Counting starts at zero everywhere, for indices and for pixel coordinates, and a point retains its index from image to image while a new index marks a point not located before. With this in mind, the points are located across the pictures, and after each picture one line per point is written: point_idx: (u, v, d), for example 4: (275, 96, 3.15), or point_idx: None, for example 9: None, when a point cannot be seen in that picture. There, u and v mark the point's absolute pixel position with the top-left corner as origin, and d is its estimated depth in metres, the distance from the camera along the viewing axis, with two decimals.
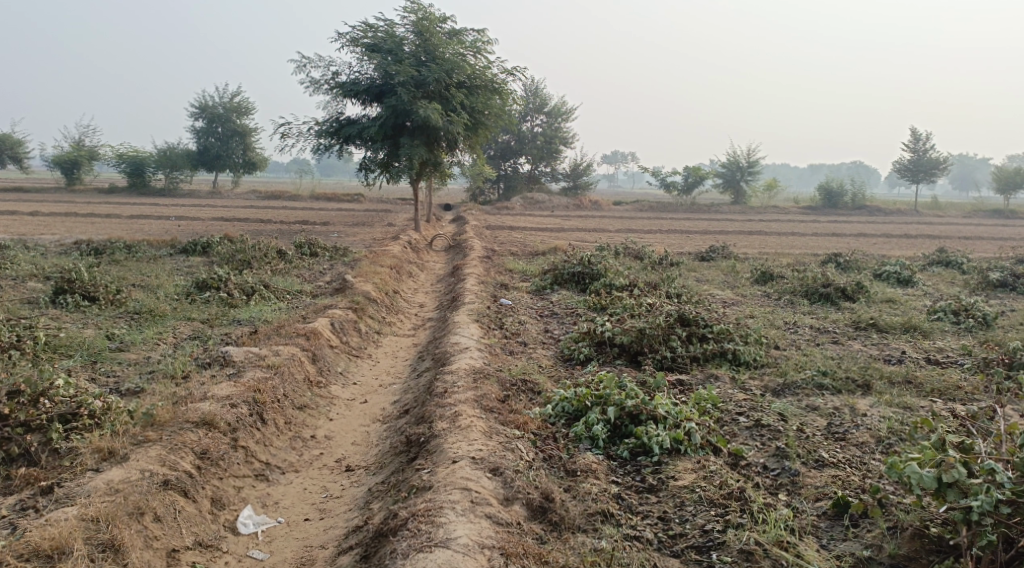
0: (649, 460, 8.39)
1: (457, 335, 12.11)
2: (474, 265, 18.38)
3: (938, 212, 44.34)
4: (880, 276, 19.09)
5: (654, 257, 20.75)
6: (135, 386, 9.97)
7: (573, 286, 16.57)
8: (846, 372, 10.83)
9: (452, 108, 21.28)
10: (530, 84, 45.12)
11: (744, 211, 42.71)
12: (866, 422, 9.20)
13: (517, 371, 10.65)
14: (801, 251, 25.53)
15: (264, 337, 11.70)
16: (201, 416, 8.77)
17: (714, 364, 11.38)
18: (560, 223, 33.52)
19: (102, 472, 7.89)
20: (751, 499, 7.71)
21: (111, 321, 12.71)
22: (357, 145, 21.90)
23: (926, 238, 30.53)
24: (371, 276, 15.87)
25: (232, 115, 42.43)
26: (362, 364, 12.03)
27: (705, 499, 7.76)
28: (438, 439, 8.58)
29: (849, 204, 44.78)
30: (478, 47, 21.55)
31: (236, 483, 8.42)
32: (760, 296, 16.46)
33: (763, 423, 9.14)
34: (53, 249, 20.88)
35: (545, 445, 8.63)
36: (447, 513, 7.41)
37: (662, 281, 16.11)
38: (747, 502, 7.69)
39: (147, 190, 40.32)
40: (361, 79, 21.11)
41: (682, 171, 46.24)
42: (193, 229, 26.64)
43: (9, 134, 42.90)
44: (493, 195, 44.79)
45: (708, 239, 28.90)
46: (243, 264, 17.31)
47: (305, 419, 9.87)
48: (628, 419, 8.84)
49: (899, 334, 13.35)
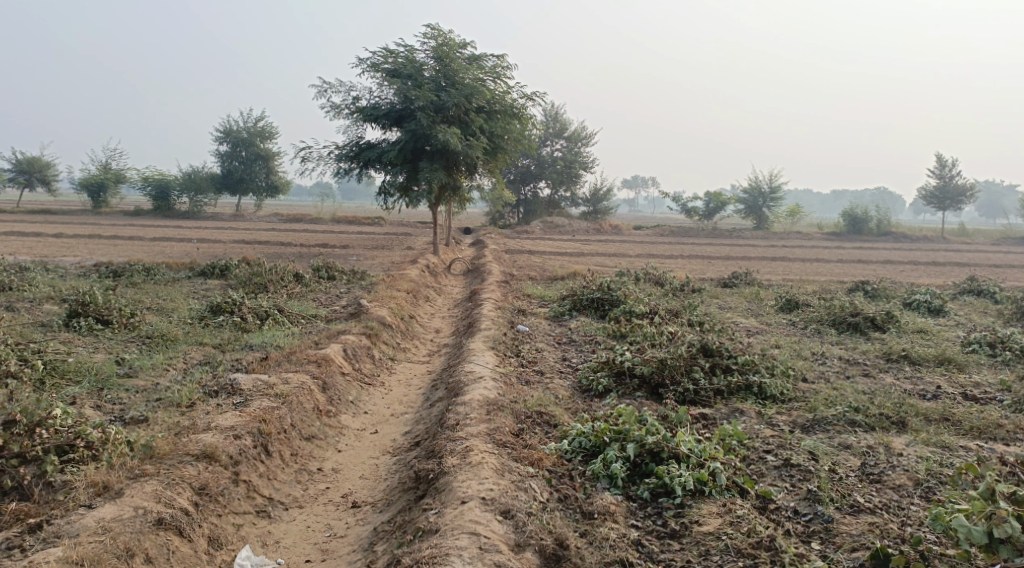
0: (671, 501, 7.96)
1: (472, 363, 11.71)
2: (492, 290, 18.06)
3: (965, 239, 43.60)
4: (909, 305, 18.54)
5: (675, 283, 20.32)
6: (139, 415, 9.62)
7: (592, 312, 16.15)
8: (879, 409, 10.32)
9: (472, 133, 21.02)
10: (551, 109, 44.90)
11: (767, 237, 42.18)
12: (903, 462, 8.75)
13: (532, 402, 10.23)
14: (826, 278, 25.01)
15: (275, 363, 11.35)
16: (202, 448, 8.44)
17: (739, 398, 10.90)
18: (581, 248, 33.09)
19: (95, 509, 7.56)
20: (781, 549, 7.26)
21: (122, 345, 12.41)
22: (376, 169, 21.65)
23: (954, 265, 29.91)
24: (387, 300, 15.53)
25: (256, 139, 42.33)
26: (374, 392, 11.65)
27: (731, 548, 7.32)
28: (448, 476, 8.19)
29: (874, 230, 44.10)
30: (498, 72, 21.29)
31: (235, 521, 8.06)
32: (786, 325, 15.98)
33: (793, 462, 8.70)
34: (72, 271, 20.70)
35: (561, 484, 8.21)
36: (453, 562, 7.03)
37: (685, 309, 15.66)
38: (778, 552, 7.25)
39: (171, 213, 40.36)
40: (381, 103, 20.87)
41: (703, 196, 46.16)
42: (212, 252, 26.47)
43: (37, 157, 43.15)
44: (512, 219, 44.54)
45: (731, 265, 28.42)
46: (259, 288, 17.03)
47: (312, 451, 9.51)
48: (648, 456, 8.40)
49: (932, 367, 12.82)
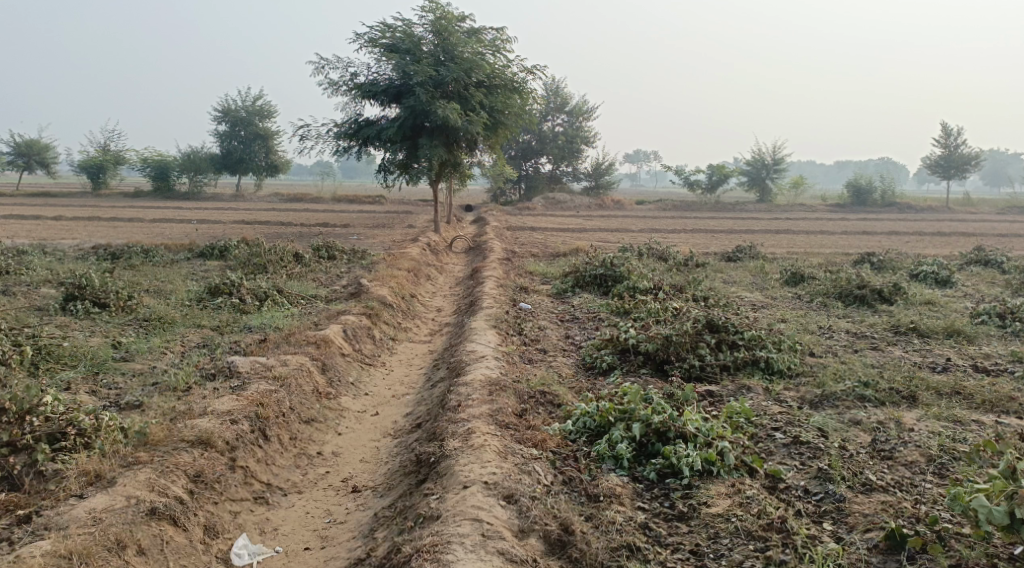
0: (678, 482, 7.76)
1: (473, 342, 11.50)
2: (494, 267, 17.83)
3: (970, 208, 43.20)
4: (916, 276, 18.27)
5: (679, 258, 20.07)
6: (135, 399, 9.42)
7: (595, 289, 15.92)
8: (889, 383, 10.09)
9: (472, 108, 20.68)
10: (551, 84, 44.44)
11: (770, 210, 41.79)
12: (914, 438, 8.57)
13: (535, 382, 10.01)
14: (831, 250, 24.72)
15: (273, 346, 11.12)
16: (197, 434, 8.25)
17: (745, 374, 10.69)
18: (583, 224, 32.81)
19: (86, 498, 7.39)
20: (793, 531, 7.07)
21: (119, 329, 12.19)
22: (376, 147, 21.35)
23: (959, 236, 29.60)
24: (388, 279, 15.30)
25: (255, 118, 41.93)
26: (375, 373, 11.43)
27: (741, 530, 7.12)
28: (449, 460, 7.99)
29: (877, 201, 43.70)
30: (498, 46, 20.93)
31: (232, 508, 7.88)
32: (791, 299, 15.74)
33: (802, 440, 8.50)
34: (71, 254, 20.47)
35: (565, 466, 8.01)
36: (455, 550, 6.84)
37: (689, 284, 15.43)
38: (789, 534, 7.07)
39: (171, 194, 40.07)
40: (380, 79, 20.56)
41: (706, 169, 45.76)
42: (212, 234, 26.22)
43: (36, 140, 42.80)
44: (514, 196, 44.20)
45: (734, 239, 28.12)
46: (258, 268, 16.79)
47: (311, 435, 9.31)
48: (654, 436, 8.20)
49: (942, 339, 12.58)
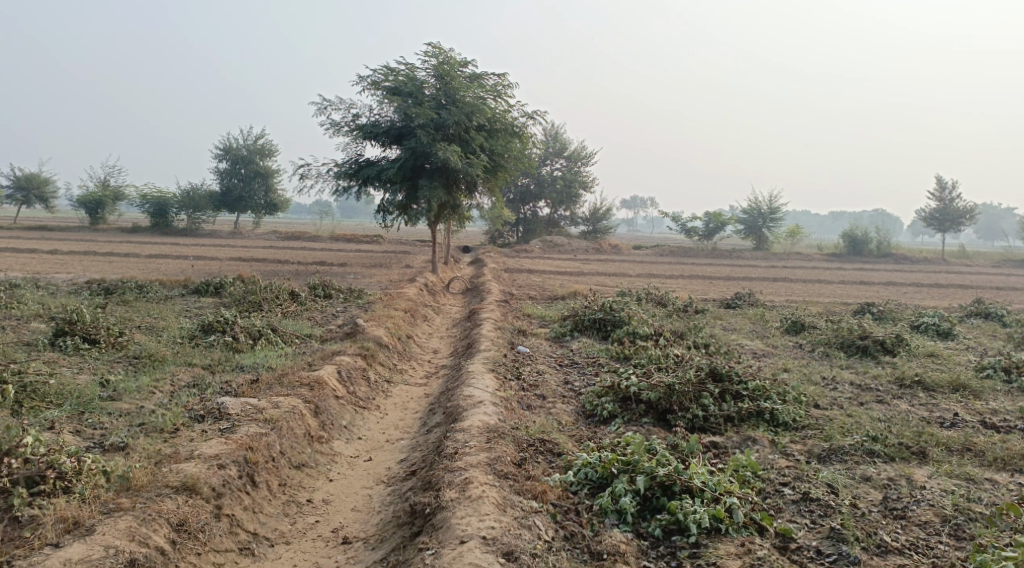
0: (685, 540, 7.45)
1: (471, 386, 11.18)
2: (491, 309, 17.59)
3: (966, 261, 43.17)
4: (917, 328, 18.03)
5: (678, 304, 19.84)
6: (119, 440, 9.08)
7: (594, 333, 15.63)
8: (898, 438, 9.78)
9: (472, 151, 20.57)
10: (550, 128, 44.54)
11: (767, 258, 41.72)
12: (927, 496, 8.25)
13: (535, 430, 9.69)
14: (830, 299, 24.52)
15: (265, 386, 10.79)
16: (183, 479, 7.93)
17: (750, 425, 10.37)
18: (581, 268, 32.63)
19: (63, 548, 7.07)
20: None
21: (108, 366, 11.85)
22: (376, 187, 21.20)
23: (957, 288, 29.46)
24: (385, 320, 15.01)
25: (255, 157, 41.87)
26: (369, 417, 11.09)
27: None
28: (445, 512, 7.66)
29: (874, 251, 43.65)
30: (499, 90, 20.86)
31: (216, 560, 7.57)
32: (792, 348, 15.48)
33: (812, 496, 8.18)
34: (64, 288, 20.17)
35: (566, 520, 7.69)
36: None
37: (690, 331, 15.18)
38: None
39: (169, 230, 39.86)
40: (381, 121, 20.47)
41: (703, 216, 45.76)
42: (207, 270, 25.95)
43: (36, 173, 42.64)
44: (512, 238, 44.13)
45: (733, 286, 27.93)
46: (253, 306, 16.51)
47: (302, 481, 8.97)
48: (659, 490, 7.87)
49: (947, 393, 12.30)
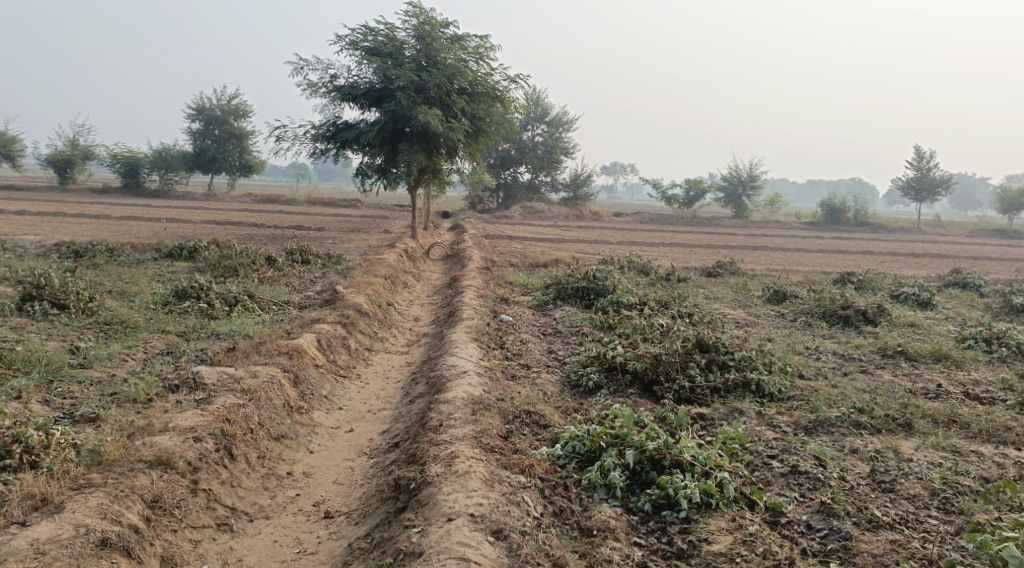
0: (675, 515, 7.28)
1: (453, 355, 10.92)
2: (472, 276, 17.30)
3: (941, 230, 43.29)
4: (897, 297, 17.92)
5: (660, 272, 19.64)
6: (90, 412, 8.78)
7: (576, 302, 15.40)
8: (885, 410, 9.63)
9: (453, 115, 20.13)
10: (531, 93, 43.98)
11: (746, 225, 41.62)
12: (915, 469, 8.11)
13: (520, 401, 9.47)
14: (809, 268, 24.42)
15: (242, 354, 10.49)
16: (157, 453, 7.66)
17: (736, 396, 10.18)
18: (560, 234, 32.35)
19: (30, 527, 6.79)
20: None
21: (78, 333, 11.48)
22: (354, 150, 20.76)
23: (935, 257, 29.47)
24: (364, 287, 14.68)
25: (229, 117, 41.13)
26: (349, 386, 10.82)
27: None
28: (431, 487, 7.44)
29: (851, 220, 43.64)
30: (481, 53, 20.39)
31: (193, 536, 7.31)
32: (774, 317, 15.32)
33: (801, 469, 8.02)
34: (33, 251, 19.63)
35: (554, 495, 7.50)
36: None
37: (673, 299, 14.96)
38: None
39: (141, 191, 39.08)
40: (360, 83, 19.98)
41: (683, 184, 45.46)
42: (181, 233, 25.42)
43: (3, 132, 41.60)
44: (491, 204, 43.74)
45: (713, 254, 27.73)
46: (228, 271, 16.13)
47: (281, 453, 8.71)
48: (648, 464, 7.68)
49: (930, 363, 12.18)
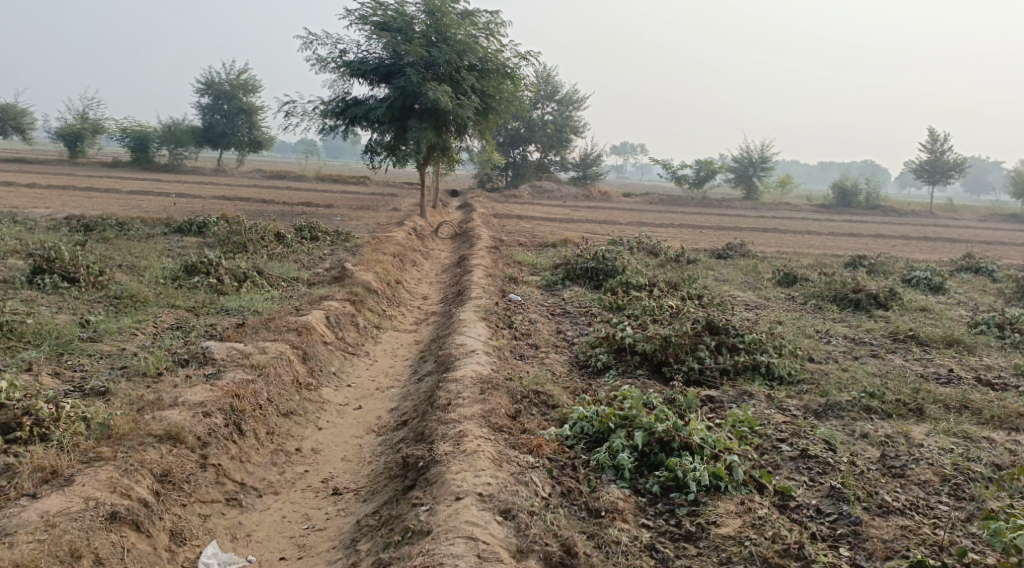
0: (684, 498, 7.27)
1: (461, 334, 10.90)
2: (481, 255, 17.25)
3: (954, 214, 43.02)
4: (909, 281, 17.82)
5: (670, 253, 19.55)
6: (100, 385, 8.80)
7: (585, 282, 15.35)
8: (896, 395, 9.58)
9: (463, 92, 20.01)
10: (541, 71, 43.73)
11: (756, 207, 41.42)
12: (926, 455, 8.07)
13: (528, 381, 9.45)
14: (820, 251, 24.30)
15: (251, 330, 10.49)
16: (167, 428, 7.67)
17: (746, 379, 10.14)
18: (569, 214, 32.25)
19: (40, 499, 6.82)
20: (812, 559, 6.67)
21: (88, 306, 11.50)
22: (363, 127, 20.68)
23: (946, 241, 29.28)
24: (373, 264, 14.66)
25: (238, 92, 41.05)
26: (357, 363, 10.82)
27: (756, 557, 6.67)
28: (439, 466, 7.44)
29: (863, 203, 43.36)
30: (491, 29, 20.25)
31: (202, 511, 7.32)
32: (784, 300, 15.24)
33: (811, 453, 7.99)
34: (43, 224, 19.65)
35: (562, 475, 7.49)
36: None
37: (683, 281, 14.89)
38: (809, 563, 6.66)
39: (150, 165, 39.07)
40: (369, 58, 19.86)
41: (693, 164, 45.17)
42: (190, 208, 25.43)
43: (13, 104, 41.60)
44: (500, 182, 43.62)
45: (723, 235, 27.61)
46: (238, 247, 16.12)
47: (290, 429, 8.71)
48: (657, 446, 7.66)
49: (942, 349, 12.11)
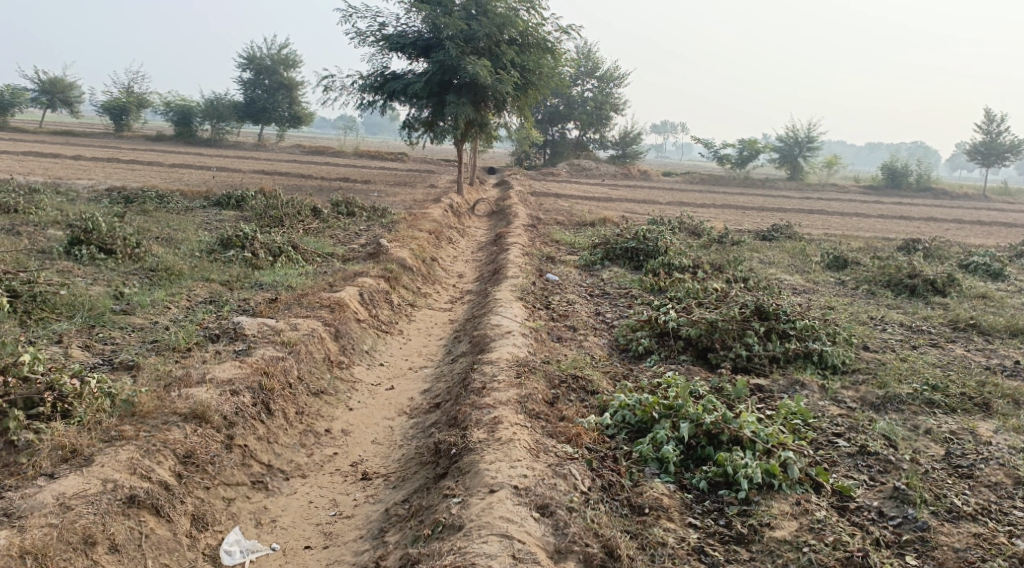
0: (733, 496, 6.87)
1: (498, 315, 10.52)
2: (519, 233, 16.86)
3: (1007, 198, 41.70)
4: (966, 267, 17.09)
5: (714, 235, 18.99)
6: (129, 360, 8.58)
7: (626, 263, 14.89)
8: (960, 388, 9.06)
9: (503, 66, 19.54)
10: (582, 46, 43.01)
11: (801, 189, 40.49)
12: (995, 454, 7.58)
13: (567, 364, 9.06)
14: (869, 234, 23.53)
15: (284, 306, 10.21)
16: (192, 406, 7.40)
17: (796, 367, 9.66)
18: (609, 193, 31.69)
19: (57, 480, 6.59)
20: None
21: (123, 278, 11.30)
22: (401, 102, 20.36)
23: (1001, 226, 28.29)
24: (409, 241, 14.31)
25: (279, 67, 40.86)
26: (391, 342, 10.51)
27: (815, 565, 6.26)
28: (473, 454, 7.10)
29: (912, 185, 42.18)
30: (533, 1, 19.70)
31: (226, 494, 7.06)
32: (834, 285, 14.65)
33: (869, 449, 7.54)
34: (84, 194, 19.59)
35: (604, 468, 7.12)
36: None
37: (729, 263, 14.36)
38: None
39: (192, 139, 39.11)
40: (409, 31, 19.47)
41: (737, 143, 44.12)
42: (230, 182, 25.30)
43: (60, 78, 41.82)
44: (538, 160, 43.21)
45: (768, 217, 26.90)
46: (275, 221, 15.87)
47: (320, 409, 8.43)
48: (705, 438, 7.26)
49: (1004, 339, 11.51)
